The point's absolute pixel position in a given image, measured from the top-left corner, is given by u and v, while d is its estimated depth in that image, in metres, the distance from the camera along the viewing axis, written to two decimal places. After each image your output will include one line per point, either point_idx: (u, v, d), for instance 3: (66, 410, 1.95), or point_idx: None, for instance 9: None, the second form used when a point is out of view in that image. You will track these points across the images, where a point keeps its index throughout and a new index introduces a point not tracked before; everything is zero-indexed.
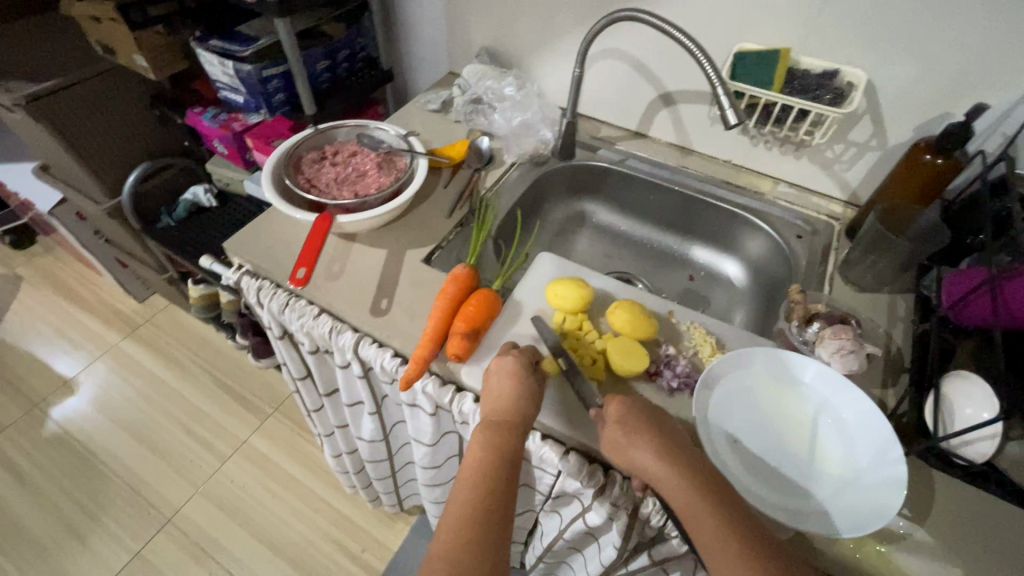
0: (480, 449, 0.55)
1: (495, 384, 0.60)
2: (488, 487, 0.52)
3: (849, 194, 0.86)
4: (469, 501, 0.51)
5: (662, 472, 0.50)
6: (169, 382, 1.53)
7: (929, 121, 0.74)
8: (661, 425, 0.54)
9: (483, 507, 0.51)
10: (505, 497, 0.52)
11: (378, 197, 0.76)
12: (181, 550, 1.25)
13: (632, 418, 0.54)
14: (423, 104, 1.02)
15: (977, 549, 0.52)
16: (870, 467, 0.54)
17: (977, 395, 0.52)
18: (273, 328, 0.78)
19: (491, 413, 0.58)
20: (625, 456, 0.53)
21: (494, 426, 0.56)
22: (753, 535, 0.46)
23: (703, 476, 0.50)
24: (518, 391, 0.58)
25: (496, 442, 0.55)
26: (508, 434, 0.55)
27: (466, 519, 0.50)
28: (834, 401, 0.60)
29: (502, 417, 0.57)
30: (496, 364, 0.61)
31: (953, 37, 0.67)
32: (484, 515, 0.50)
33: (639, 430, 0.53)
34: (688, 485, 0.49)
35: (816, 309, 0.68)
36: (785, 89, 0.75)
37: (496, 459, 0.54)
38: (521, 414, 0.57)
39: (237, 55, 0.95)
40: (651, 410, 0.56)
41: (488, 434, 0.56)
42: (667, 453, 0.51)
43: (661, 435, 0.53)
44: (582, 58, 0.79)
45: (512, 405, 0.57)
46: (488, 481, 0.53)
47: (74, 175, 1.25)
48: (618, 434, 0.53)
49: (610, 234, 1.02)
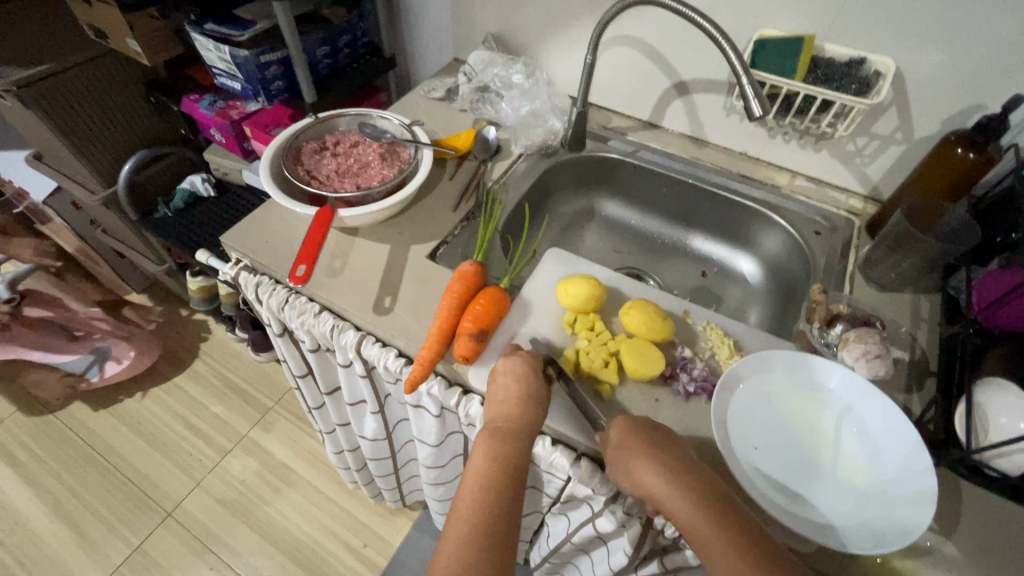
0: (481, 456, 0.53)
1: (501, 383, 0.57)
2: (492, 500, 0.49)
3: (870, 189, 0.83)
4: (472, 514, 0.48)
5: (668, 493, 0.48)
6: (171, 375, 1.51)
7: (959, 114, 0.71)
8: (665, 441, 0.52)
9: (490, 523, 0.48)
10: (509, 507, 0.50)
11: (381, 190, 0.73)
12: (182, 544, 1.24)
13: (635, 436, 0.52)
14: (426, 92, 0.98)
15: (1006, 562, 0.50)
16: (896, 478, 0.52)
17: (1014, 405, 0.50)
18: (272, 325, 0.75)
19: (495, 417, 0.55)
20: (631, 478, 0.50)
21: (497, 433, 0.53)
22: (772, 559, 0.44)
23: (710, 496, 0.48)
24: (526, 395, 0.55)
25: (501, 450, 0.52)
26: (512, 443, 0.53)
27: (470, 536, 0.47)
28: (859, 408, 0.57)
29: (506, 423, 0.54)
30: (502, 366, 0.58)
31: (990, 23, 0.64)
32: (489, 530, 0.48)
33: (643, 449, 0.50)
34: (695, 509, 0.47)
35: (838, 310, 0.65)
36: (809, 79, 0.72)
37: (499, 468, 0.52)
38: (528, 420, 0.54)
39: (233, 40, 0.91)
40: (652, 425, 0.53)
41: (490, 443, 0.53)
42: (679, 476, 0.49)
43: (661, 451, 0.50)
44: (595, 45, 0.75)
45: (517, 409, 0.54)
46: (491, 493, 0.50)
47: (67, 164, 1.22)
48: (617, 455, 0.51)
49: (619, 228, 0.99)
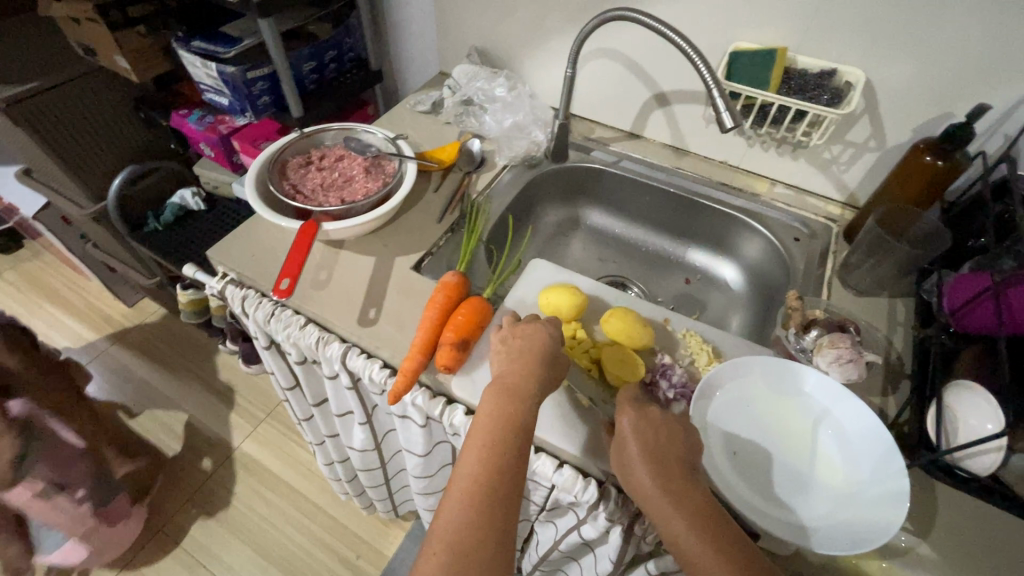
0: (484, 414, 0.51)
1: (520, 342, 0.57)
2: (496, 458, 0.48)
3: (847, 195, 0.84)
4: (476, 472, 0.48)
5: (658, 503, 0.47)
6: (161, 390, 1.49)
7: (928, 122, 0.73)
8: (678, 444, 0.51)
9: (491, 483, 0.47)
10: (516, 464, 0.49)
11: (365, 203, 0.74)
12: (175, 561, 1.23)
13: (638, 440, 0.51)
14: (411, 105, 1.00)
15: (977, 559, 0.51)
16: (871, 479, 0.53)
17: (982, 406, 0.51)
18: (259, 337, 0.76)
19: (504, 376, 0.54)
20: (627, 479, 0.50)
21: (505, 391, 0.52)
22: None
23: (699, 505, 0.47)
24: (537, 355, 0.55)
25: (507, 409, 0.51)
26: (519, 400, 0.51)
27: (470, 493, 0.47)
28: (836, 411, 0.58)
29: (516, 381, 0.53)
30: (518, 328, 0.59)
31: (952, 35, 0.66)
32: (491, 487, 0.47)
33: (645, 455, 0.50)
34: (683, 515, 0.46)
35: (814, 316, 0.67)
36: (782, 90, 0.74)
37: (505, 425, 0.50)
38: (537, 379, 0.53)
39: (220, 57, 0.93)
40: (668, 425, 0.52)
41: (499, 400, 0.51)
42: (674, 490, 0.48)
43: (667, 458, 0.50)
44: (574, 59, 0.77)
45: (527, 368, 0.54)
46: (500, 450, 0.49)
47: (58, 180, 1.22)
48: (629, 451, 0.51)
49: (605, 237, 1.00)
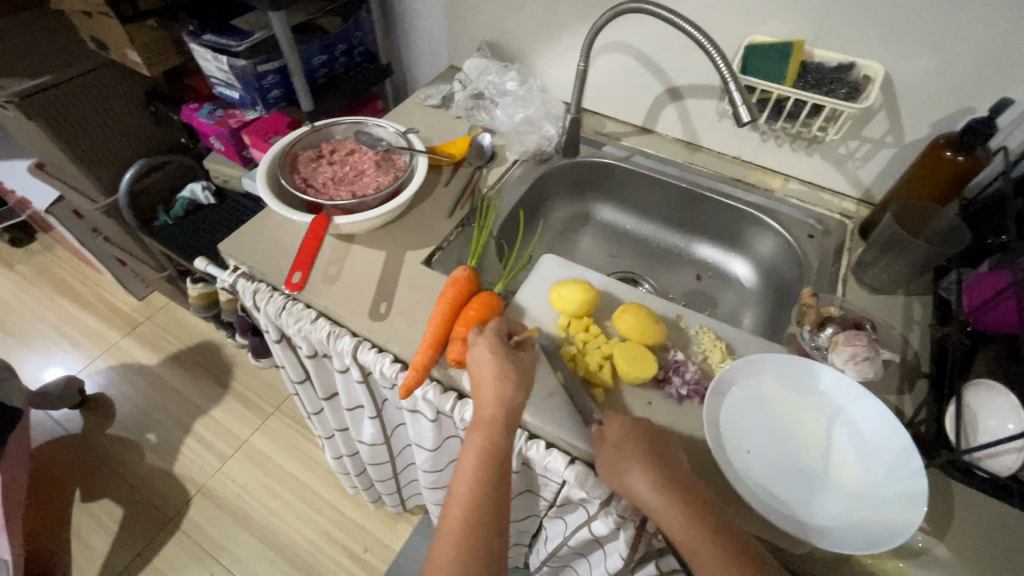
0: (470, 451, 0.53)
1: (478, 370, 0.56)
2: (480, 500, 0.51)
3: (862, 192, 0.83)
4: (463, 515, 0.50)
5: (655, 504, 0.48)
6: (171, 384, 1.50)
7: (949, 117, 0.71)
8: (664, 453, 0.52)
9: (476, 527, 0.49)
10: (496, 502, 0.51)
11: (377, 197, 0.74)
12: (184, 551, 1.24)
13: (628, 444, 0.52)
14: (422, 99, 0.99)
15: (992, 560, 0.50)
16: (887, 479, 0.52)
17: (1002, 406, 0.50)
18: (270, 331, 0.76)
19: (480, 409, 0.55)
20: (619, 479, 0.51)
21: (481, 426, 0.54)
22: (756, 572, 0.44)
23: (697, 503, 0.48)
24: (501, 380, 0.55)
25: (486, 446, 0.53)
26: (492, 435, 0.53)
27: (457, 536, 0.49)
28: (851, 409, 0.57)
29: (491, 415, 0.54)
30: (473, 356, 0.57)
31: (976, 27, 0.64)
32: (476, 530, 0.49)
33: (637, 454, 0.51)
34: (681, 515, 0.47)
35: (829, 313, 0.66)
36: (798, 84, 0.72)
37: (486, 464, 0.52)
38: (508, 409, 0.54)
39: (231, 50, 0.92)
40: (653, 432, 0.53)
41: (479, 439, 0.53)
42: (667, 486, 0.48)
43: (659, 463, 0.50)
44: (587, 53, 0.76)
45: (494, 397, 0.54)
46: (483, 491, 0.51)
47: (70, 174, 1.23)
48: (617, 457, 0.51)
49: (615, 233, 0.99)
